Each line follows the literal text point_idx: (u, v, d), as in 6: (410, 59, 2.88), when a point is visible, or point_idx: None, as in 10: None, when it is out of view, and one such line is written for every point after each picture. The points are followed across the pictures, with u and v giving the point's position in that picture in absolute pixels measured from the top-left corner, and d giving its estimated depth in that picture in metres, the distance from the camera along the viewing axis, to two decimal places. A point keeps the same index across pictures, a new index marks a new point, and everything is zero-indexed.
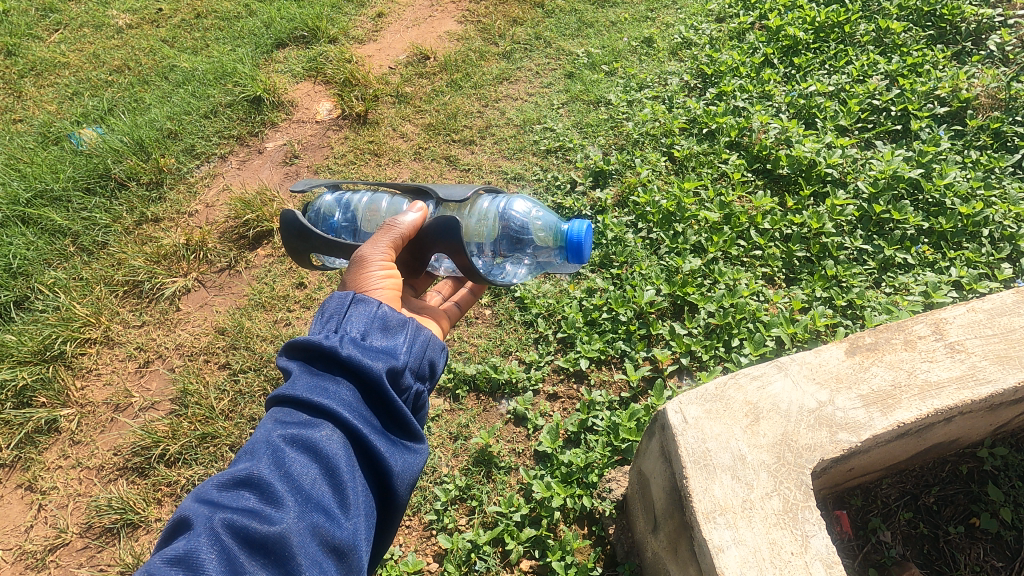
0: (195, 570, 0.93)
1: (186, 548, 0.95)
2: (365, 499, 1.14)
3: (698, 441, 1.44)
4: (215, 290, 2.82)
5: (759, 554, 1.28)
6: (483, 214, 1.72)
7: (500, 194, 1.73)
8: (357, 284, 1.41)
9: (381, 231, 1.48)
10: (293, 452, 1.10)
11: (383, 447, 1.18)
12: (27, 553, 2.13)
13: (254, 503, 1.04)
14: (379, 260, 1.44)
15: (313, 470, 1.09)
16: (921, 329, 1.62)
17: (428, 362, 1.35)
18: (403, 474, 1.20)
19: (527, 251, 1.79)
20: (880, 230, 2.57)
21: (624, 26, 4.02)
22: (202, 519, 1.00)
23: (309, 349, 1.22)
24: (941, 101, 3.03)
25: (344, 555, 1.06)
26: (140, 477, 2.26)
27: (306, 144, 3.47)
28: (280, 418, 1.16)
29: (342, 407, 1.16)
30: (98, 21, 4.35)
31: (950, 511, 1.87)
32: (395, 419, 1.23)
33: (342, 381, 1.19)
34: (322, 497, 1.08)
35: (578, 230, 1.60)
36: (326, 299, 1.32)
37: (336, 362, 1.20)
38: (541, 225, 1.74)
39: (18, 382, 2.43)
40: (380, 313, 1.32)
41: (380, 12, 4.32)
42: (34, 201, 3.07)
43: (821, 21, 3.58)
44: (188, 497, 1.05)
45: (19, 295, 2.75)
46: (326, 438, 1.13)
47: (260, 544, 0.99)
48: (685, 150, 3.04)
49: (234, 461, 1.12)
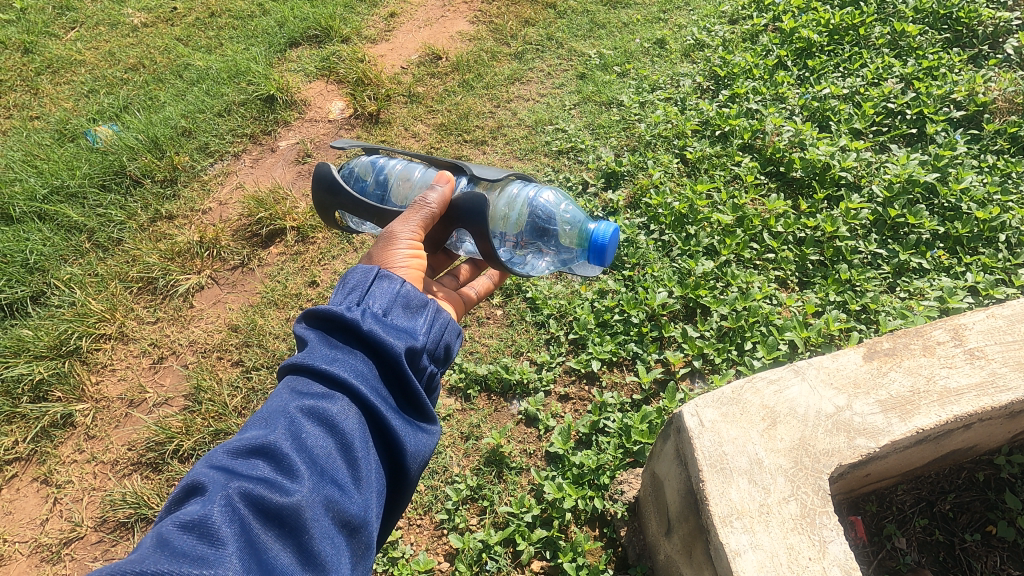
0: (210, 535, 0.92)
1: (201, 514, 0.94)
2: (376, 477, 1.15)
3: (715, 444, 1.44)
4: (228, 287, 2.84)
5: (776, 559, 1.27)
6: (511, 198, 1.69)
7: (531, 181, 1.71)
8: (382, 260, 1.43)
9: (412, 209, 1.49)
10: (310, 424, 1.10)
11: (397, 426, 1.19)
12: (43, 546, 2.15)
13: (269, 473, 1.03)
14: (407, 238, 1.45)
15: (329, 444, 1.10)
16: (940, 335, 1.61)
17: (444, 345, 1.35)
18: (415, 454, 1.21)
19: (550, 244, 1.79)
20: (895, 234, 2.55)
21: (637, 27, 4.01)
22: (216, 485, 0.99)
23: (329, 320, 1.21)
24: (958, 105, 3.00)
25: (354, 530, 1.07)
26: (154, 472, 2.28)
27: (319, 143, 3.48)
28: (295, 388, 1.16)
29: (360, 382, 1.16)
30: (114, 19, 4.38)
31: (966, 519, 1.86)
32: (410, 399, 1.24)
33: (361, 357, 1.19)
34: (336, 471, 1.08)
35: (604, 233, 1.62)
36: (349, 271, 1.32)
37: (357, 337, 1.20)
38: (568, 220, 1.75)
39: (34, 376, 2.45)
40: (402, 291, 1.32)
41: (393, 12, 4.33)
42: (51, 197, 3.10)
43: (836, 23, 3.56)
44: (201, 462, 1.04)
45: (36, 290, 2.78)
46: (343, 413, 1.13)
47: (274, 515, 0.98)
48: (698, 152, 3.03)
49: (247, 429, 1.11)
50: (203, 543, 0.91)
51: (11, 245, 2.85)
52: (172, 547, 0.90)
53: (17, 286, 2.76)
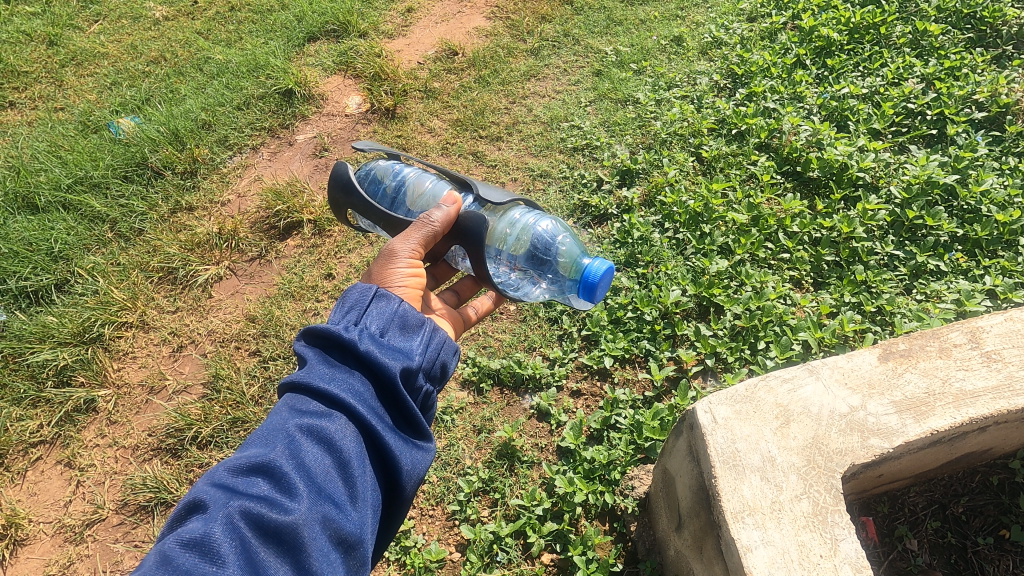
0: (210, 553, 0.96)
1: (202, 532, 0.98)
2: (373, 494, 1.18)
3: (728, 441, 1.45)
4: (246, 278, 2.89)
5: (787, 556, 1.29)
6: (512, 222, 1.72)
7: (534, 209, 1.74)
8: (381, 277, 1.47)
9: (414, 225, 1.51)
10: (307, 442, 1.14)
11: (394, 444, 1.21)
12: (66, 526, 2.21)
13: (268, 491, 1.07)
14: (406, 256, 1.48)
15: (327, 463, 1.13)
16: (956, 337, 1.60)
17: (441, 363, 1.37)
18: (411, 471, 1.24)
19: (546, 274, 1.80)
20: (912, 236, 2.53)
21: (654, 24, 4.00)
22: (217, 503, 1.03)
23: (327, 339, 1.25)
24: (980, 106, 2.96)
25: (350, 547, 1.10)
26: (174, 458, 2.33)
27: (336, 137, 3.51)
28: (294, 406, 1.20)
29: (357, 401, 1.20)
30: (136, 13, 4.45)
31: (979, 522, 1.85)
32: (406, 417, 1.26)
33: (358, 376, 1.23)
34: (333, 489, 1.12)
35: (597, 270, 1.63)
36: (348, 289, 1.36)
37: (354, 356, 1.24)
38: (565, 252, 1.76)
39: (59, 362, 2.52)
40: (399, 311, 1.35)
41: (410, 8, 4.35)
42: (75, 187, 3.16)
43: (856, 21, 3.53)
44: (204, 480, 1.09)
45: (60, 278, 2.84)
46: (340, 431, 1.16)
47: (272, 533, 1.02)
48: (713, 150, 3.02)
49: (247, 446, 1.15)
50: (204, 561, 0.96)
51: (36, 234, 2.92)
52: (174, 564, 0.94)
53: (42, 274, 2.83)
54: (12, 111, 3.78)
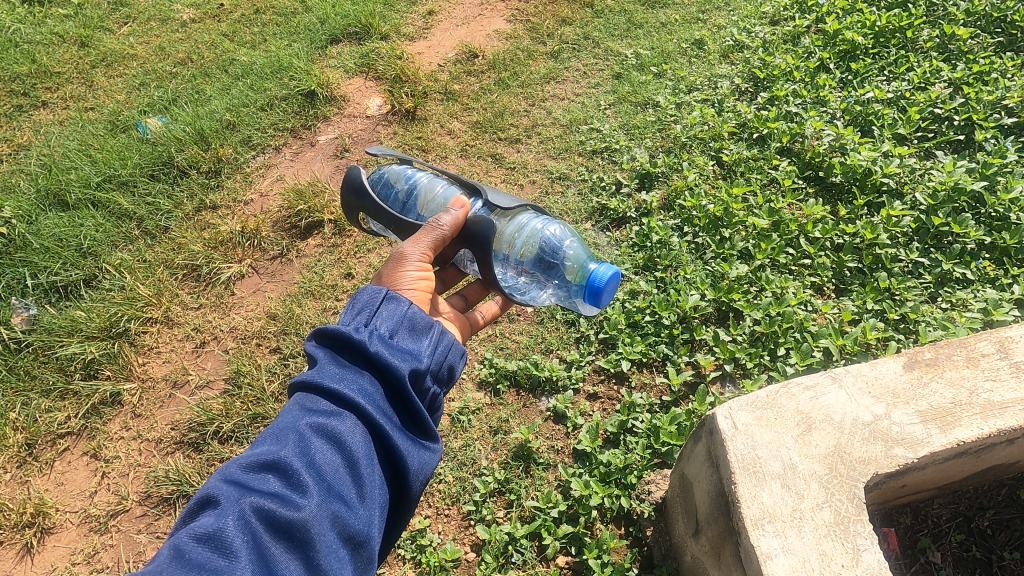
0: (222, 547, 0.98)
1: (215, 526, 1.00)
2: (380, 492, 1.19)
3: (747, 447, 1.44)
4: (267, 276, 2.93)
5: (808, 564, 1.27)
6: (520, 227, 1.71)
7: (541, 214, 1.73)
8: (391, 280, 1.48)
9: (425, 229, 1.52)
10: (316, 440, 1.15)
11: (402, 444, 1.23)
12: (91, 516, 2.26)
13: (280, 488, 1.09)
14: (415, 260, 1.50)
15: (336, 461, 1.15)
16: (985, 347, 1.57)
17: (448, 366, 1.39)
18: (418, 472, 1.25)
19: (552, 278, 1.80)
20: (938, 243, 2.48)
21: (675, 27, 3.98)
22: (230, 499, 1.05)
23: (337, 340, 1.27)
24: (1010, 111, 2.91)
25: (358, 545, 1.12)
26: (196, 452, 2.38)
27: (357, 138, 3.55)
28: (304, 405, 1.22)
29: (367, 401, 1.21)
30: (165, 15, 4.55)
31: (1006, 536, 1.81)
32: (414, 418, 1.28)
33: (368, 376, 1.24)
34: (342, 487, 1.14)
35: (603, 276, 1.63)
36: (358, 292, 1.39)
37: (364, 357, 1.25)
38: (572, 256, 1.77)
39: (87, 355, 2.59)
40: (408, 313, 1.37)
41: (431, 11, 4.39)
42: (104, 185, 3.23)
43: (882, 25, 3.48)
44: (216, 476, 1.10)
45: (89, 274, 2.91)
46: (350, 430, 1.18)
47: (283, 529, 1.04)
48: (734, 154, 3.00)
49: (257, 445, 1.17)
50: (217, 555, 0.97)
51: (66, 230, 3.00)
52: (188, 558, 0.96)
53: (72, 270, 2.89)
54: (44, 110, 3.88)
